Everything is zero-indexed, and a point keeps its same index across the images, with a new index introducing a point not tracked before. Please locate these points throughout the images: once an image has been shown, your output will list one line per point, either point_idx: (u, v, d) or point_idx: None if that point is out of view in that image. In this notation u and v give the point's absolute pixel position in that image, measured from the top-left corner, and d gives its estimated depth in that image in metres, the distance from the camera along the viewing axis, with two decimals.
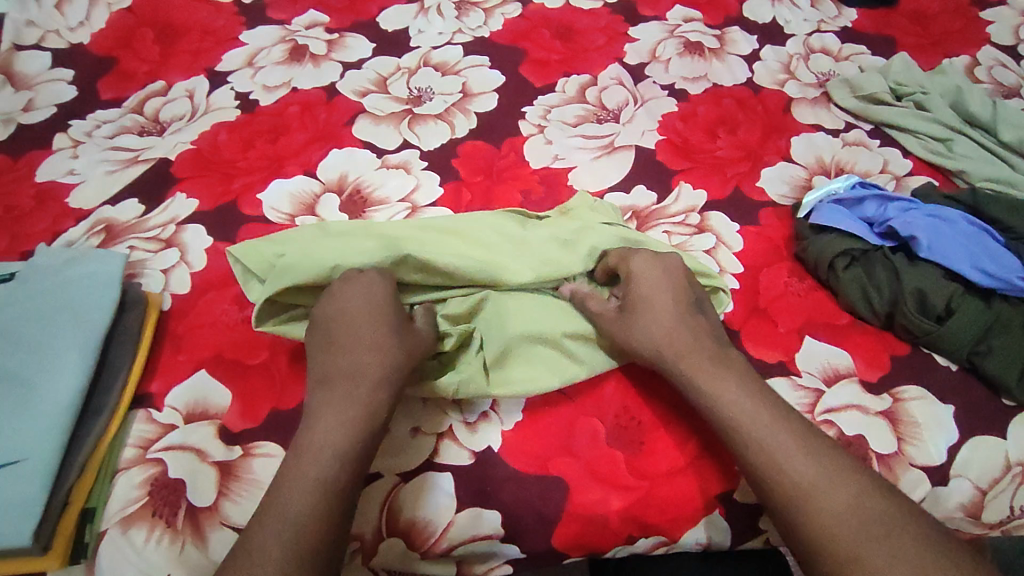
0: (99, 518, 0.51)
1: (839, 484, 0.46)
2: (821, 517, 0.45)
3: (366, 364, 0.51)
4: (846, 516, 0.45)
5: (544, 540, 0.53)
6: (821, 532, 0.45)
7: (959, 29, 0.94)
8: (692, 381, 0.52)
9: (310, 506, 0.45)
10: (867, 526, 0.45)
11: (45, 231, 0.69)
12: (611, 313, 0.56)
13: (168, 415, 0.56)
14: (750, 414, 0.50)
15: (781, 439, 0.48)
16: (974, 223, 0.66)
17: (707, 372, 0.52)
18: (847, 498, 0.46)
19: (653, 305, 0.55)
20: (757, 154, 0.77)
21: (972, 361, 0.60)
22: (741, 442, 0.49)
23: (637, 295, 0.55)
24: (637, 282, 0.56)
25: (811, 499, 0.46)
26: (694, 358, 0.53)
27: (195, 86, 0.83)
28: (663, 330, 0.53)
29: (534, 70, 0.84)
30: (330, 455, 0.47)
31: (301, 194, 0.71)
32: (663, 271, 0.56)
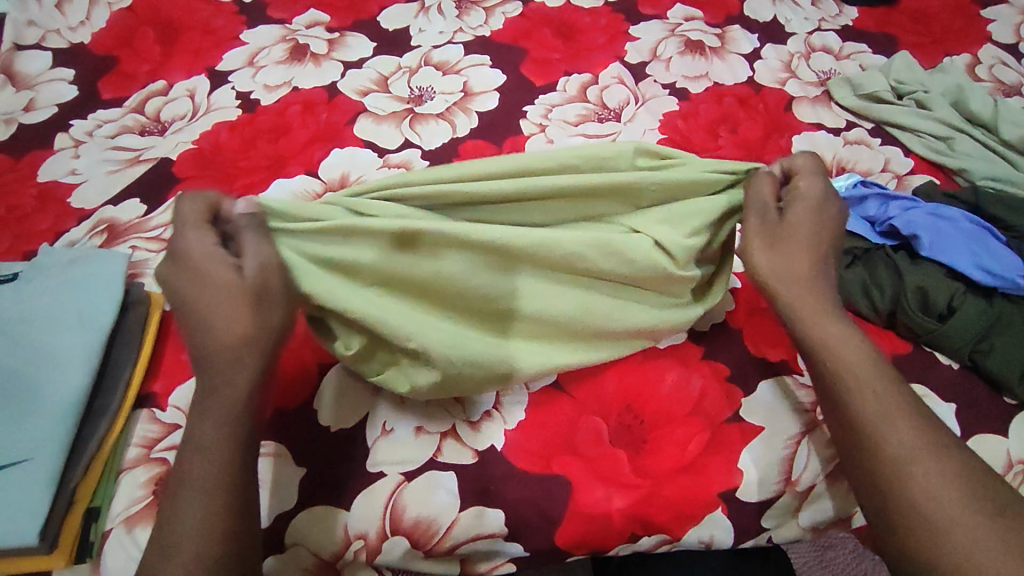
0: (104, 517, 0.51)
1: (943, 452, 0.47)
2: (922, 480, 0.46)
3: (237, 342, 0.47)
4: (951, 486, 0.46)
5: (547, 539, 0.53)
6: (920, 493, 0.46)
7: (960, 28, 0.94)
8: (815, 331, 0.52)
9: (208, 503, 0.44)
10: (968, 496, 0.45)
11: (47, 231, 0.69)
12: (770, 216, 0.55)
13: (171, 415, 0.56)
14: (874, 379, 0.50)
15: (893, 400, 0.49)
16: (976, 222, 0.66)
17: (826, 320, 0.52)
18: (952, 469, 0.46)
19: (798, 235, 0.54)
20: (758, 153, 0.77)
21: (974, 359, 0.60)
22: (852, 394, 0.50)
23: (793, 221, 0.54)
24: (797, 222, 0.54)
25: (917, 460, 0.47)
26: (817, 304, 0.53)
27: (196, 85, 0.83)
28: (801, 275, 0.53)
29: (536, 69, 0.84)
30: (217, 448, 0.46)
31: (302, 194, 0.71)
32: (822, 216, 0.55)
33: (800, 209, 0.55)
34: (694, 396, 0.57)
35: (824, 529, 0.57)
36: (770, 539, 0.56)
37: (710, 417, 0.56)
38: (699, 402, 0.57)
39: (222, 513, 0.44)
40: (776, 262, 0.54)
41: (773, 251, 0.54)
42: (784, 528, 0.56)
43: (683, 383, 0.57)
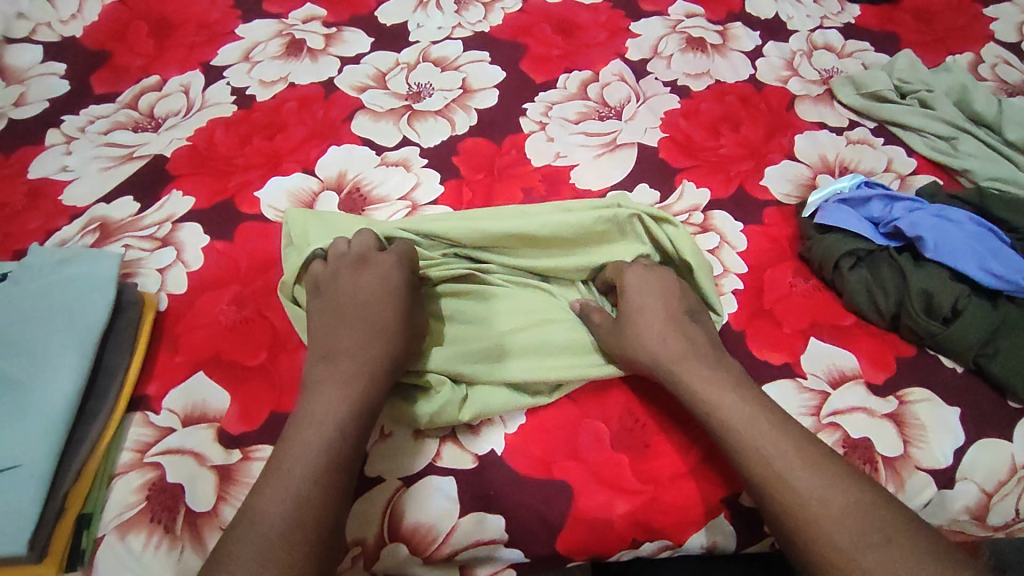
0: (96, 524, 0.50)
1: (837, 491, 0.46)
2: (818, 526, 0.45)
3: (372, 346, 0.52)
4: (845, 526, 0.45)
5: (548, 545, 0.52)
6: (816, 541, 0.45)
7: (963, 26, 0.93)
8: (690, 390, 0.52)
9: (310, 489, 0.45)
10: (864, 535, 0.44)
11: (38, 229, 0.68)
12: (606, 323, 0.57)
13: (166, 418, 0.55)
14: (749, 421, 0.50)
15: (779, 446, 0.48)
16: (980, 224, 0.66)
17: (697, 376, 0.53)
18: (844, 507, 0.46)
19: (643, 319, 0.56)
20: (761, 151, 0.77)
21: (979, 362, 0.60)
22: (733, 448, 0.49)
23: (632, 311, 0.57)
24: (630, 295, 0.57)
25: (807, 507, 0.46)
26: (693, 361, 0.53)
27: (191, 80, 0.81)
28: (657, 343, 0.54)
29: (536, 66, 0.83)
30: (332, 431, 0.48)
31: (299, 192, 0.70)
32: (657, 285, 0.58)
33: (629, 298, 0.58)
34: None
35: None
36: (772, 544, 0.55)
37: None
38: None
39: (323, 501, 0.45)
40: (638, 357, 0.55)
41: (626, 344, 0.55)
42: None
43: None
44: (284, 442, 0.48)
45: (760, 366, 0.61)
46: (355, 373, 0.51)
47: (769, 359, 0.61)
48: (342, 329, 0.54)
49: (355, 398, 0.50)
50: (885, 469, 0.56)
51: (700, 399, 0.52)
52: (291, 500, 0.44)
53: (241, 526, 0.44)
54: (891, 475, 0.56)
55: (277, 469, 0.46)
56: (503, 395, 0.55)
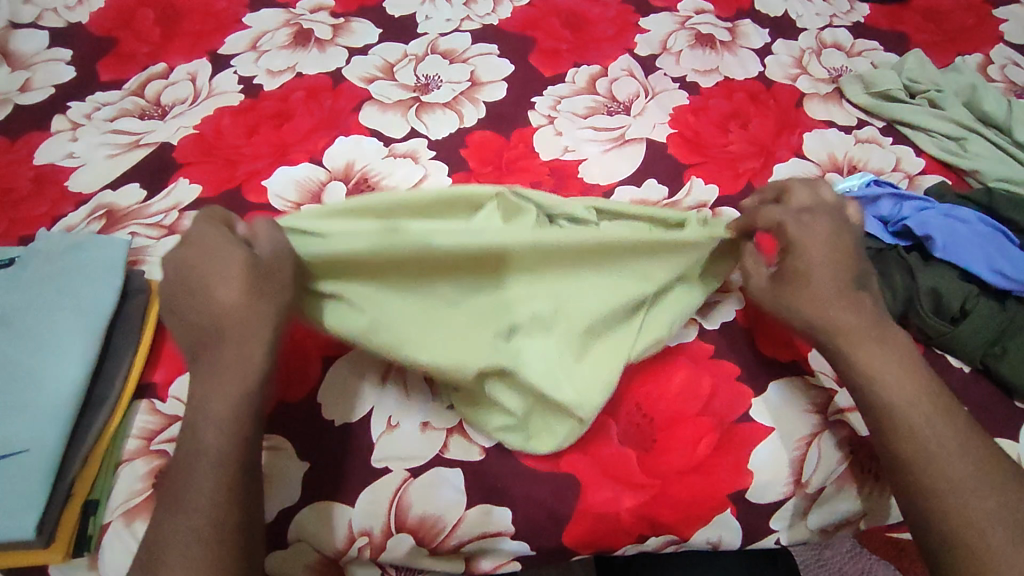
0: (102, 510, 0.50)
1: (990, 482, 0.47)
2: (968, 515, 0.46)
3: (243, 326, 0.48)
4: (999, 518, 0.46)
5: (555, 538, 0.52)
6: (968, 528, 0.46)
7: (972, 27, 0.93)
8: (847, 357, 0.52)
9: (212, 497, 0.44)
10: (1016, 528, 0.46)
11: (44, 215, 0.67)
12: (763, 278, 0.56)
13: (172, 406, 0.55)
14: (909, 400, 0.50)
15: (937, 432, 0.49)
16: (989, 224, 0.65)
17: (863, 347, 0.51)
18: (999, 499, 0.47)
19: (815, 287, 0.52)
20: (770, 149, 0.76)
21: (986, 362, 0.60)
22: (894, 429, 0.49)
23: (802, 272, 0.53)
24: (801, 256, 0.53)
25: (961, 497, 0.47)
26: (859, 336, 0.52)
27: (198, 68, 0.81)
28: (828, 313, 0.52)
29: (544, 60, 0.83)
30: (214, 429, 0.46)
31: (307, 181, 0.70)
32: (827, 251, 0.53)
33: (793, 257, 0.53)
34: (704, 395, 0.56)
35: (830, 531, 0.56)
36: (778, 540, 0.55)
37: (721, 415, 0.55)
38: (710, 401, 0.56)
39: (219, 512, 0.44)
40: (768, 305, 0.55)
41: (808, 287, 0.52)
42: (793, 529, 0.55)
43: (693, 382, 0.57)
44: (180, 453, 0.46)
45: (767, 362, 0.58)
46: (223, 365, 0.47)
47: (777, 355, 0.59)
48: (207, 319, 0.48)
49: (236, 390, 0.47)
50: None
51: (866, 371, 0.51)
52: (189, 514, 0.43)
53: (154, 538, 0.43)
54: None
55: (179, 481, 0.45)
56: (499, 413, 0.53)
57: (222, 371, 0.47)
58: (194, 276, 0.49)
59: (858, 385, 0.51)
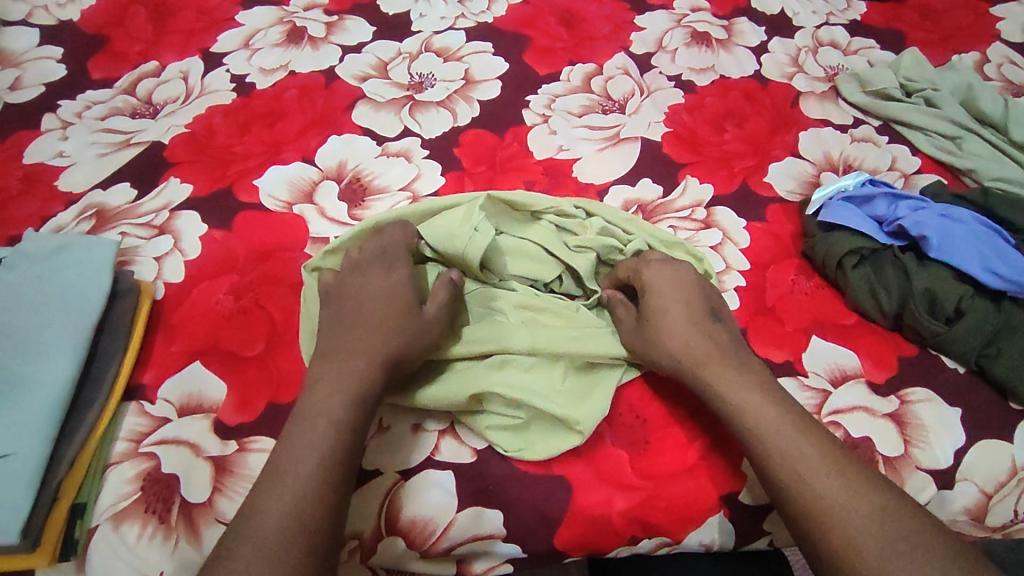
0: (90, 513, 0.49)
1: (860, 494, 0.46)
2: (844, 530, 0.44)
3: (382, 341, 0.51)
4: (868, 532, 0.44)
5: (546, 542, 0.51)
6: (844, 544, 0.44)
7: (969, 25, 0.93)
8: (714, 390, 0.52)
9: (313, 490, 0.44)
10: (890, 539, 0.43)
11: (33, 215, 0.67)
12: (631, 324, 0.56)
13: (161, 408, 0.54)
14: (772, 421, 0.49)
15: (803, 450, 0.48)
16: (984, 224, 0.65)
17: (718, 372, 0.52)
18: (870, 511, 0.45)
19: (669, 315, 0.55)
20: (765, 148, 0.76)
21: (981, 363, 0.59)
22: (761, 453, 0.49)
23: (655, 305, 0.55)
24: (652, 293, 0.56)
25: (834, 513, 0.45)
26: (715, 364, 0.52)
27: (190, 67, 0.80)
28: (680, 341, 0.53)
29: (539, 58, 0.82)
30: (326, 424, 0.47)
31: (298, 180, 0.69)
32: (676, 280, 0.57)
33: (654, 296, 0.56)
34: (698, 396, 0.56)
35: None
36: (771, 542, 0.55)
37: (715, 416, 0.55)
38: (703, 403, 0.56)
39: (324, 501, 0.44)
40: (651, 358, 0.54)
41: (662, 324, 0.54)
42: (787, 532, 0.54)
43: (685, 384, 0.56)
44: (284, 445, 0.47)
45: None
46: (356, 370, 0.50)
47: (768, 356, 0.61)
48: (344, 330, 0.52)
49: (351, 393, 0.49)
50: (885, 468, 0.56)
51: (725, 393, 0.51)
52: (290, 502, 0.43)
53: (243, 519, 0.43)
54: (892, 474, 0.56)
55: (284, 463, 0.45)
56: (496, 419, 0.53)
57: (343, 376, 0.49)
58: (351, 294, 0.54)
59: (720, 407, 0.51)
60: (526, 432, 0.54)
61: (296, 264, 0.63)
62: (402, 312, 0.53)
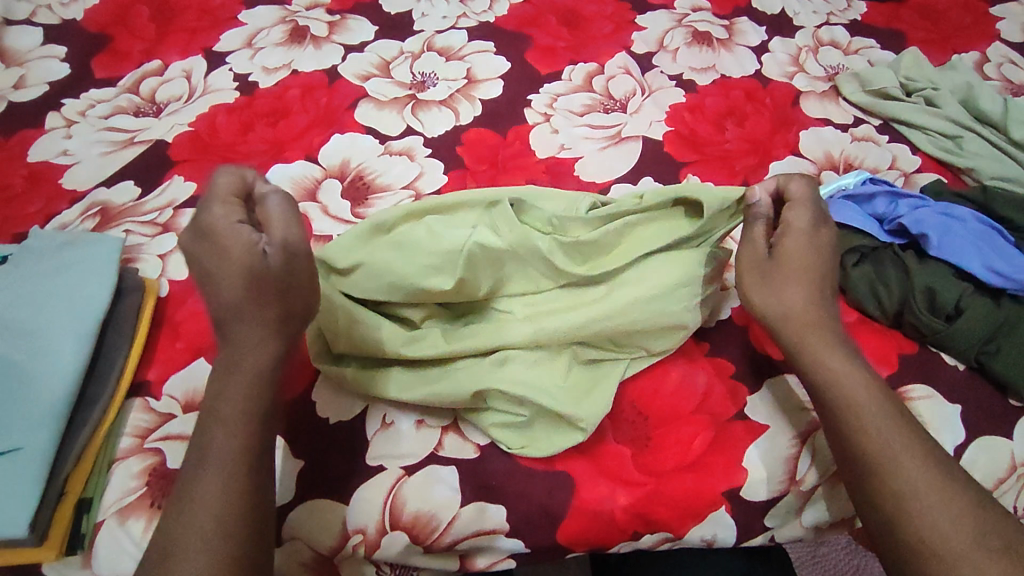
0: (96, 508, 0.50)
1: (951, 487, 0.46)
2: (929, 518, 0.45)
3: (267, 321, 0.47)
4: (961, 522, 0.45)
5: (549, 537, 0.52)
6: (929, 531, 0.45)
7: (969, 25, 0.93)
8: (815, 359, 0.52)
9: (224, 500, 0.42)
10: (981, 533, 0.44)
11: (38, 213, 0.67)
12: (761, 254, 0.57)
13: (166, 404, 0.55)
14: (871, 401, 0.50)
15: (899, 434, 0.48)
16: (984, 222, 0.65)
17: (821, 346, 0.53)
18: (964, 505, 0.45)
19: (795, 270, 0.55)
20: (766, 147, 0.76)
21: (981, 360, 0.60)
22: (857, 428, 0.49)
23: (795, 250, 0.55)
24: (793, 239, 0.56)
25: (927, 498, 0.46)
26: (823, 339, 0.53)
27: (193, 66, 0.81)
28: (797, 301, 0.54)
29: (541, 57, 0.83)
30: (225, 424, 0.44)
31: (302, 179, 0.70)
32: (813, 240, 0.56)
33: (792, 239, 0.56)
34: (699, 392, 0.56)
35: (827, 529, 0.56)
36: (772, 538, 0.55)
37: (717, 413, 0.56)
38: (704, 399, 0.56)
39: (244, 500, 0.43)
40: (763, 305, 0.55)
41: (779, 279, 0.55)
42: (787, 527, 0.55)
43: (687, 381, 0.57)
44: (192, 454, 0.44)
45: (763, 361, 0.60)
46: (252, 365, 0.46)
47: None
48: (221, 319, 0.47)
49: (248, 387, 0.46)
50: None
51: (826, 369, 0.51)
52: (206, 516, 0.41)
53: (163, 536, 0.41)
54: None
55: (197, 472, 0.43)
56: (496, 416, 0.54)
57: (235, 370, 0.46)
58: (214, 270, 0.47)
59: (820, 382, 0.52)
60: (528, 428, 0.54)
61: None
62: (279, 282, 0.47)
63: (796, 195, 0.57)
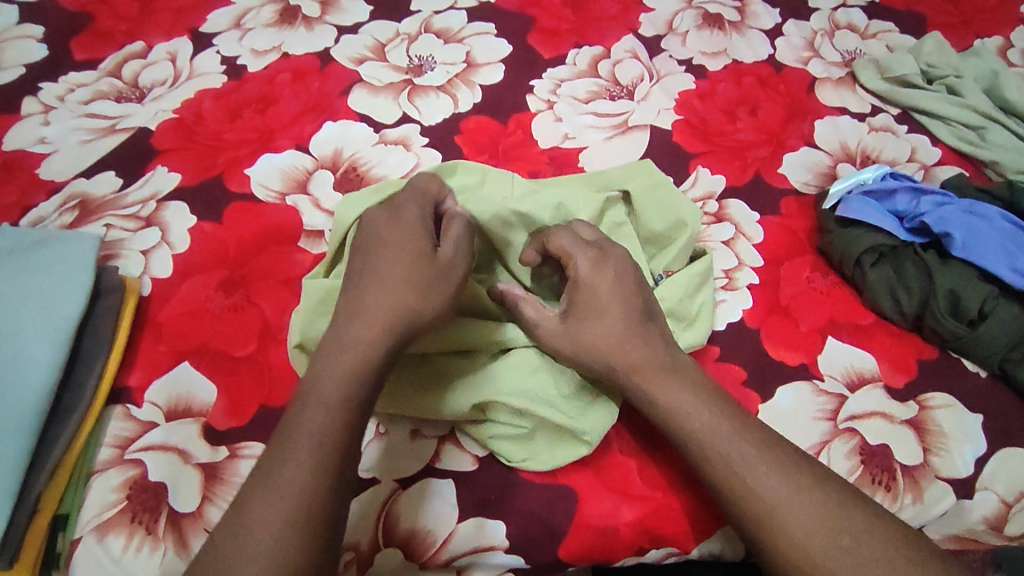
0: (73, 525, 0.47)
1: (803, 490, 0.44)
2: (787, 536, 0.43)
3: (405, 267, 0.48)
4: (812, 531, 0.43)
5: (550, 553, 0.49)
6: (788, 549, 0.43)
7: (994, 7, 0.88)
8: (648, 392, 0.48)
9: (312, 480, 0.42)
10: (832, 536, 0.43)
11: (14, 205, 0.63)
12: (553, 324, 0.51)
13: (148, 412, 0.52)
14: (711, 426, 0.47)
15: (738, 452, 0.46)
16: (1010, 221, 0.62)
17: (653, 380, 0.48)
18: (812, 508, 0.44)
19: (603, 318, 0.50)
20: (780, 138, 0.73)
21: (1004, 367, 0.57)
22: (700, 457, 0.46)
23: (588, 304, 0.50)
24: (585, 289, 0.50)
25: (777, 514, 0.44)
26: (650, 368, 0.49)
27: (178, 47, 0.76)
28: (613, 342, 0.49)
29: (544, 40, 0.78)
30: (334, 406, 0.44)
31: (292, 170, 0.66)
32: (613, 279, 0.50)
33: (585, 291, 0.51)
34: None
35: None
36: None
37: None
38: None
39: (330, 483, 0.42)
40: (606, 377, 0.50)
41: (596, 323, 0.50)
42: None
43: None
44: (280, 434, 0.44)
45: (773, 365, 0.58)
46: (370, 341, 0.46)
47: (784, 359, 0.59)
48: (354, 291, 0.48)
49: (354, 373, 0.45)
50: (903, 478, 0.53)
51: (660, 404, 0.48)
52: (284, 514, 0.41)
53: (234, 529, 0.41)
54: (910, 485, 0.53)
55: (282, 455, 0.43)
56: (504, 429, 0.51)
57: (348, 347, 0.46)
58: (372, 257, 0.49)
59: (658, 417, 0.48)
60: (529, 441, 0.51)
61: (290, 259, 0.60)
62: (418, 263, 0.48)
63: (565, 249, 0.52)
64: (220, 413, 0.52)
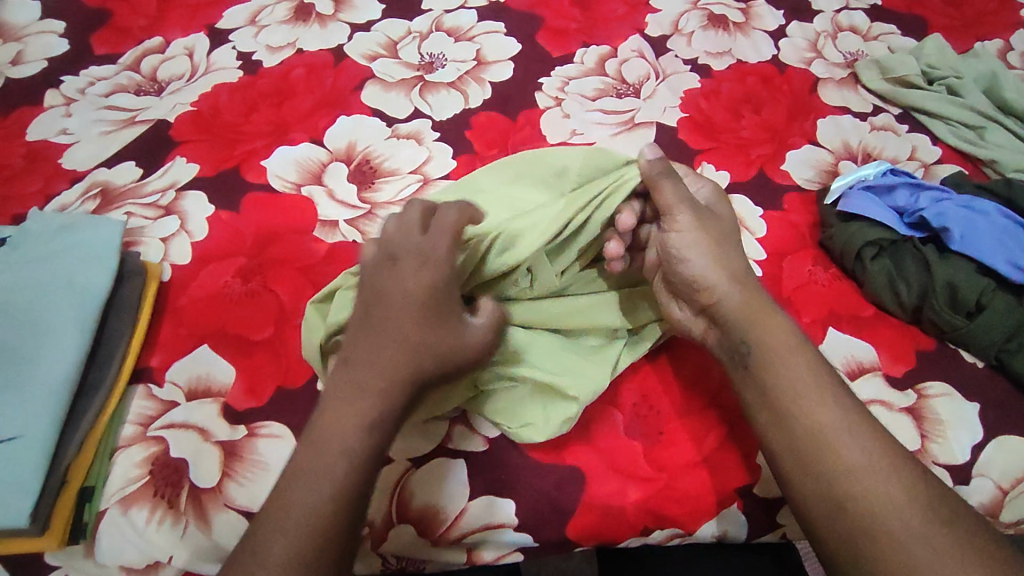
0: (98, 498, 0.49)
1: (893, 471, 0.45)
2: (883, 491, 0.44)
3: (405, 325, 0.48)
4: (907, 495, 0.44)
5: (558, 532, 0.51)
6: (878, 504, 0.44)
7: (993, 10, 0.90)
8: (763, 334, 0.50)
9: (315, 516, 0.43)
10: (929, 506, 0.44)
11: (37, 193, 0.65)
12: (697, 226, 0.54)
13: (169, 392, 0.53)
14: (816, 383, 0.49)
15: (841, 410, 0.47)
16: (1008, 216, 0.64)
17: (769, 323, 0.51)
18: (910, 476, 0.45)
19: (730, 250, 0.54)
20: (783, 136, 0.74)
21: (1001, 358, 0.58)
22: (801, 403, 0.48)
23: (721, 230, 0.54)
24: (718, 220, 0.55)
25: (875, 474, 0.45)
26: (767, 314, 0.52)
27: (195, 43, 0.78)
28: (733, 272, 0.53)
29: (553, 39, 0.80)
30: (339, 454, 0.45)
31: (307, 162, 0.68)
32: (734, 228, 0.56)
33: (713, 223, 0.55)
34: (710, 393, 0.55)
35: None
36: (784, 535, 0.53)
37: (729, 411, 0.54)
38: (718, 393, 0.55)
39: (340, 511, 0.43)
40: (711, 282, 0.52)
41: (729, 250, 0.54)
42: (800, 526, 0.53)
43: (702, 374, 0.56)
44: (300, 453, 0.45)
45: None
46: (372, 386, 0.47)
47: None
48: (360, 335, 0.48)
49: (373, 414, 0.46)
50: None
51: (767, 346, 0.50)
52: (296, 533, 0.42)
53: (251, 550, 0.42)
54: None
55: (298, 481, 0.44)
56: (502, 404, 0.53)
57: (354, 390, 0.47)
58: (378, 289, 0.49)
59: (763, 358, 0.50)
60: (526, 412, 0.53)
61: (306, 247, 0.62)
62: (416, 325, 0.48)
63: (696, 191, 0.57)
64: (237, 393, 0.53)
